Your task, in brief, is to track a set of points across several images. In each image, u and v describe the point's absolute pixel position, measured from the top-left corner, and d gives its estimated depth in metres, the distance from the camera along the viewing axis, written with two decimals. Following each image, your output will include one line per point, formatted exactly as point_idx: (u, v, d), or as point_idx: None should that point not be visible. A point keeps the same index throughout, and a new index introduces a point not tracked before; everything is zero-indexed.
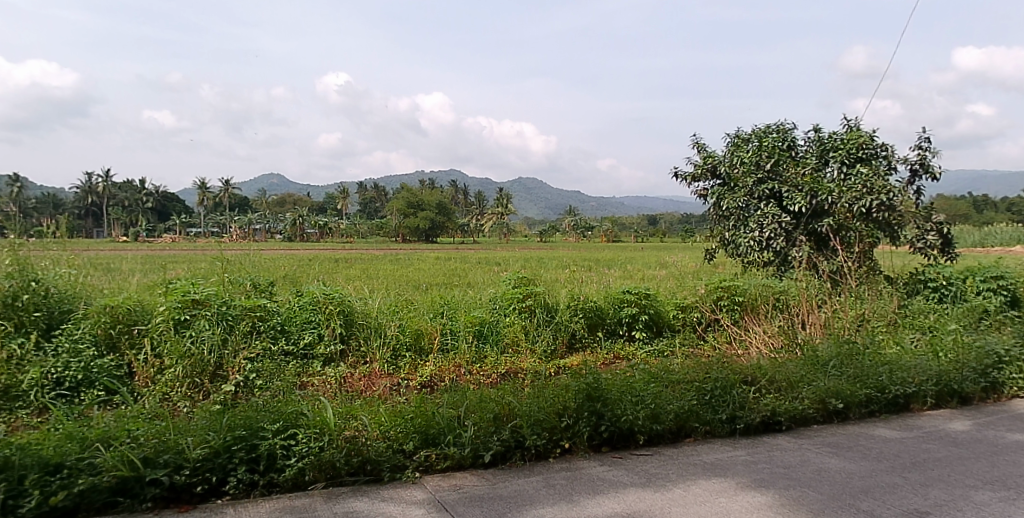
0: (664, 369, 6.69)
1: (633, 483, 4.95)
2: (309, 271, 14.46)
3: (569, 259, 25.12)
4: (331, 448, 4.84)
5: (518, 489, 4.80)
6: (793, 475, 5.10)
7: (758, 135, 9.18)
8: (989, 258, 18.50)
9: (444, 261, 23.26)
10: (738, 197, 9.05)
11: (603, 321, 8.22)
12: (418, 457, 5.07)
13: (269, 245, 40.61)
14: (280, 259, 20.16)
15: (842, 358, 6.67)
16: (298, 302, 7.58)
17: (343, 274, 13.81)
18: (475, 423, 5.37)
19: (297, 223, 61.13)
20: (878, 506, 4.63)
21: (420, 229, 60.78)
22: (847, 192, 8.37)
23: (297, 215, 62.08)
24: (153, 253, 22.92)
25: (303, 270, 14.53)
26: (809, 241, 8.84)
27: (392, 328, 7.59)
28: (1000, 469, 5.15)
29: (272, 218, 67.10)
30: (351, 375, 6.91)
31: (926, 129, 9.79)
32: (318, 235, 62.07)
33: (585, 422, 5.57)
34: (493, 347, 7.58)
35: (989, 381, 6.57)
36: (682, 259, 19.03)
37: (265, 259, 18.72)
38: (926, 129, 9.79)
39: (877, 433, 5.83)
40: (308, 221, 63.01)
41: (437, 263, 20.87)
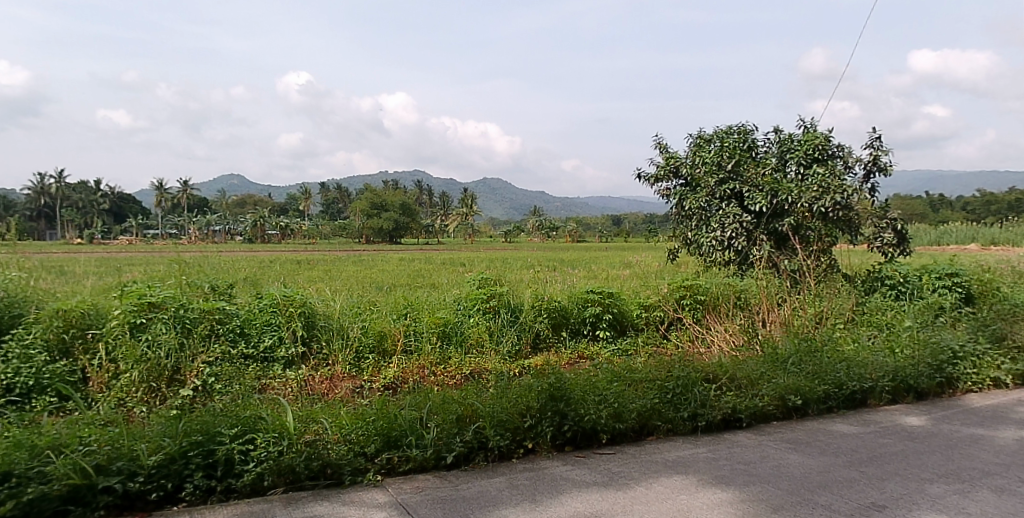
0: (627, 368, 6.70)
1: (596, 482, 4.93)
2: (272, 273, 14.28)
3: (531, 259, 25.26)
4: (290, 452, 4.76)
5: (480, 490, 4.76)
6: (754, 471, 5.13)
7: (719, 135, 9.25)
8: (932, 254, 19.09)
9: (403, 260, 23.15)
10: (700, 197, 9.11)
11: (568, 321, 8.22)
12: (379, 459, 4.99)
13: (230, 247, 40.00)
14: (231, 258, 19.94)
15: (802, 356, 6.75)
16: (258, 304, 7.44)
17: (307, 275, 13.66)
18: (437, 424, 5.31)
19: (259, 225, 60.34)
20: (837, 501, 4.67)
21: (387, 232, 60.33)
22: (806, 191, 8.47)
23: (260, 217, 61.12)
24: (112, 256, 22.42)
25: (266, 272, 14.34)
26: (769, 241, 8.95)
27: (355, 330, 7.50)
28: (955, 463, 5.24)
29: (235, 221, 66.11)
30: (312, 377, 6.80)
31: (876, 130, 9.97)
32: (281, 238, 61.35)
33: (548, 422, 5.54)
34: (457, 348, 7.52)
35: (944, 376, 6.68)
36: (645, 258, 19.24)
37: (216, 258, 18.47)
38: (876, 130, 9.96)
39: (836, 428, 5.90)
40: (271, 224, 62.26)
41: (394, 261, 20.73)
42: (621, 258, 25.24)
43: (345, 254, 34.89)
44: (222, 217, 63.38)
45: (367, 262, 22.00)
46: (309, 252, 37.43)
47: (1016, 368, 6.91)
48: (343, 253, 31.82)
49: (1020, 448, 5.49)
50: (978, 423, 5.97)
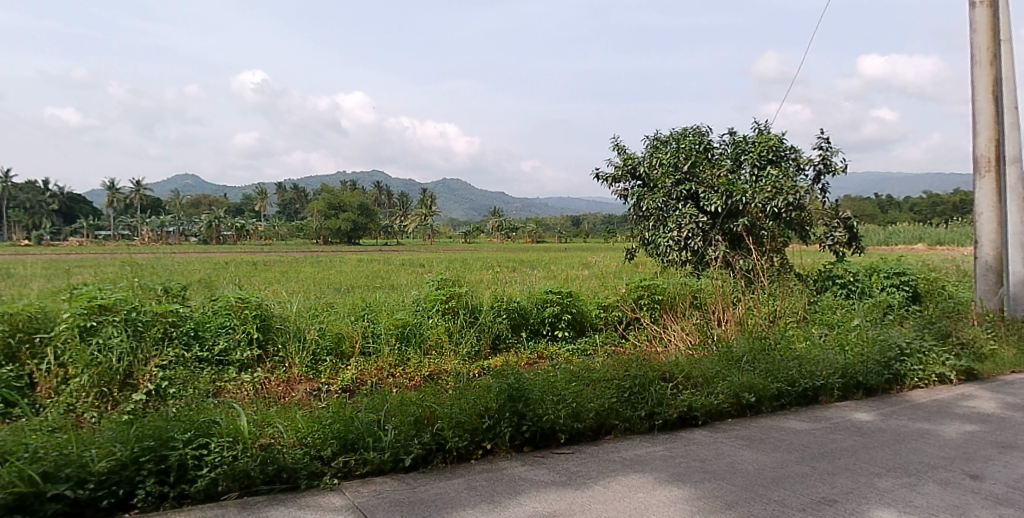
0: (585, 367, 6.75)
1: (554, 482, 4.96)
2: (228, 274, 14.11)
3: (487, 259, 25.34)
4: (245, 457, 4.70)
5: (439, 492, 4.75)
6: (709, 468, 5.21)
7: (676, 137, 9.37)
8: (870, 256, 19.72)
9: (357, 262, 23.03)
10: (657, 198, 9.22)
11: (527, 321, 8.27)
12: (335, 462, 4.94)
13: (182, 248, 39.17)
14: (173, 260, 19.55)
15: (755, 354, 6.88)
16: (212, 307, 7.31)
17: (264, 277, 13.53)
18: (395, 426, 5.29)
19: (214, 225, 59.25)
20: (789, 495, 4.76)
21: (346, 231, 59.76)
22: (760, 192, 8.63)
23: (216, 217, 59.96)
24: (58, 259, 21.89)
25: (222, 274, 14.20)
26: (724, 241, 9.10)
27: (312, 332, 7.42)
28: (902, 457, 5.39)
29: (188, 221, 64.76)
30: (268, 380, 6.72)
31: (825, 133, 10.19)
32: (238, 239, 60.28)
33: (506, 422, 5.56)
34: (416, 350, 7.50)
35: (892, 372, 6.87)
36: (604, 259, 19.47)
37: (157, 260, 18.09)
38: (825, 133, 10.18)
39: (788, 425, 6.03)
40: (228, 223, 61.23)
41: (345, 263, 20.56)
42: (582, 258, 25.47)
43: (308, 255, 34.60)
44: (175, 217, 62.11)
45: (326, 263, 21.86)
46: (271, 253, 37.09)
47: (959, 364, 7.14)
48: (304, 255, 31.53)
49: (964, 442, 5.67)
50: (924, 418, 6.15)
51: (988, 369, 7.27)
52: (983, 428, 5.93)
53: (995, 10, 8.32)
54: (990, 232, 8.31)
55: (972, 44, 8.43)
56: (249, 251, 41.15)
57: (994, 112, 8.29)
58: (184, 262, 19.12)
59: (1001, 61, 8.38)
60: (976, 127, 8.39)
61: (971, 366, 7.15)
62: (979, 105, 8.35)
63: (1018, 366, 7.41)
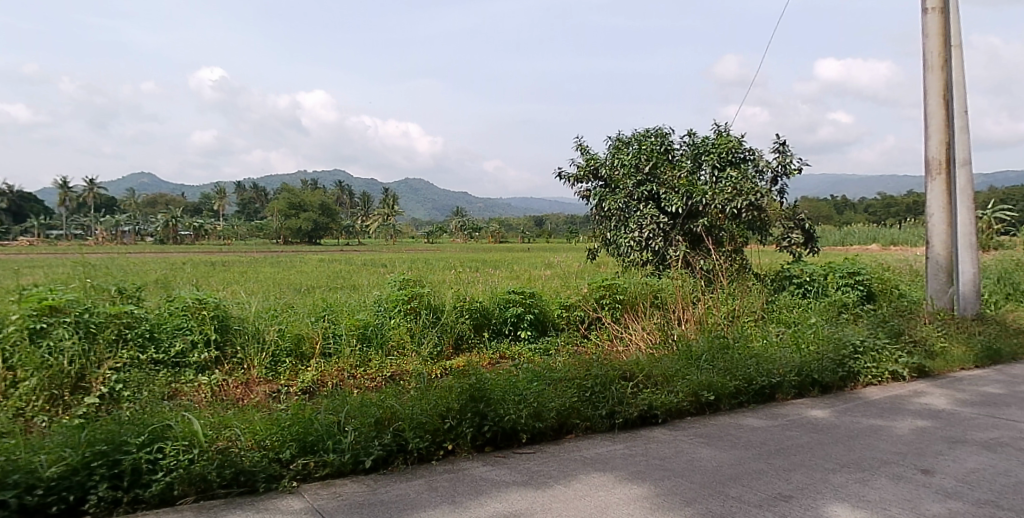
0: (547, 367, 6.75)
1: (515, 481, 4.96)
2: (184, 275, 13.88)
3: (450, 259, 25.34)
4: (201, 461, 4.61)
5: (399, 494, 4.71)
6: (668, 466, 5.26)
7: (638, 138, 9.44)
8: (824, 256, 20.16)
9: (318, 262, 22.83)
10: (619, 198, 9.28)
11: (489, 321, 8.28)
12: (295, 465, 4.87)
13: (137, 248, 38.31)
14: (123, 258, 19.15)
15: (714, 353, 6.96)
16: (168, 308, 7.16)
17: (222, 277, 13.35)
18: (355, 427, 5.23)
19: (173, 224, 58.04)
20: (746, 492, 4.83)
21: (307, 232, 59.08)
22: (720, 194, 8.75)
23: (174, 217, 58.76)
24: (5, 257, 21.31)
25: (177, 274, 13.95)
26: (685, 242, 9.22)
27: (271, 333, 7.31)
28: (856, 453, 5.50)
29: (146, 221, 63.36)
30: (226, 382, 6.62)
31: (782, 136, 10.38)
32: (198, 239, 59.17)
33: (468, 423, 5.54)
34: (377, 351, 7.44)
35: (846, 370, 7.01)
36: (565, 259, 19.57)
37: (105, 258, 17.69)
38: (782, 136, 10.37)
39: (746, 423, 6.12)
40: (187, 223, 60.09)
41: (306, 263, 20.34)
42: (546, 258, 25.60)
43: (271, 255, 34.22)
44: (132, 217, 60.71)
45: (286, 263, 21.64)
46: (234, 253, 36.62)
47: (911, 361, 7.31)
48: (266, 255, 31.19)
49: (915, 437, 5.81)
50: (877, 415, 6.29)
51: (939, 366, 7.46)
52: (933, 424, 6.08)
53: (946, 16, 8.56)
54: (941, 232, 8.54)
55: (924, 49, 8.65)
56: (207, 251, 40.40)
57: (945, 115, 8.51)
58: (136, 261, 18.77)
59: (951, 66, 8.63)
60: (928, 131, 8.60)
61: (922, 364, 7.33)
62: (931, 109, 8.57)
63: (967, 363, 7.63)
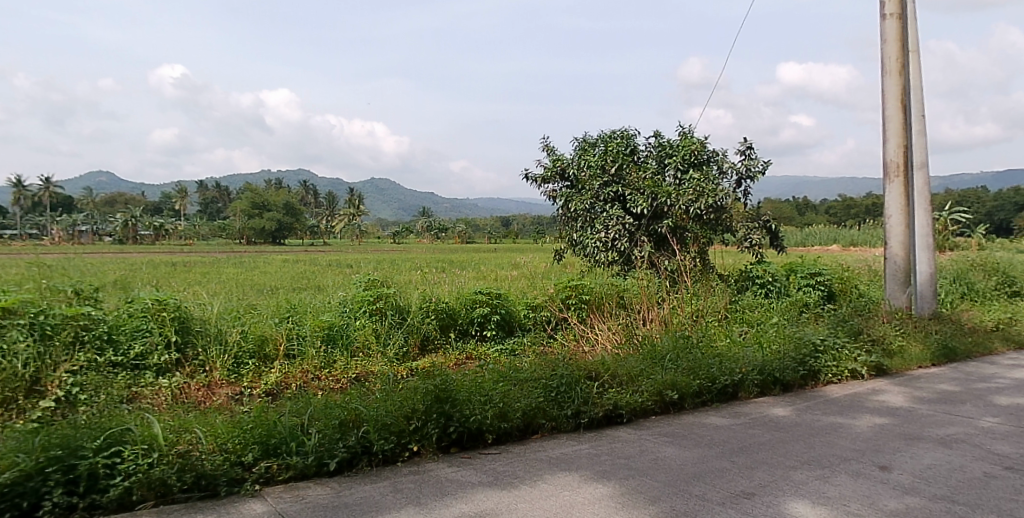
0: (513, 368, 6.76)
1: (481, 482, 4.96)
2: (140, 275, 13.60)
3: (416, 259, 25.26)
4: (160, 465, 4.52)
5: (364, 496, 4.67)
6: (633, 465, 5.30)
7: (603, 140, 9.50)
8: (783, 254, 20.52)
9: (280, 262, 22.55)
10: (585, 199, 9.33)
11: (455, 321, 8.26)
12: (257, 468, 4.81)
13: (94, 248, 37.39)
14: (74, 257, 18.68)
15: (678, 352, 7.03)
16: (127, 309, 7.01)
17: (183, 278, 13.14)
18: (319, 430, 5.18)
19: (132, 224, 56.76)
20: (709, 490, 4.88)
21: (271, 232, 58.27)
22: (684, 195, 8.84)
23: (134, 217, 57.50)
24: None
25: (133, 275, 13.64)
26: (650, 242, 9.29)
27: (233, 334, 7.21)
28: (816, 450, 5.60)
29: (105, 221, 61.88)
30: (187, 385, 6.51)
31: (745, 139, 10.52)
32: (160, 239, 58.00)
33: (433, 424, 5.51)
34: (342, 352, 7.38)
35: (807, 369, 7.14)
36: (533, 259, 19.64)
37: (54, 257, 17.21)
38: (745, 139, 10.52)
39: (709, 421, 6.20)
40: (147, 222, 58.83)
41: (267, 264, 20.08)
42: (514, 258, 25.67)
43: (232, 254, 33.71)
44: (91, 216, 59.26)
45: (250, 263, 21.38)
46: (199, 253, 36.11)
47: (870, 359, 7.46)
48: (231, 255, 30.78)
49: (873, 434, 5.93)
50: (837, 412, 6.41)
51: (897, 365, 7.64)
52: (891, 421, 6.22)
53: (903, 22, 8.78)
54: (900, 233, 8.72)
55: (882, 54, 8.84)
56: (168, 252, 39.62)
57: (903, 119, 8.69)
58: (89, 261, 18.33)
59: (908, 71, 8.84)
60: (886, 134, 8.78)
61: (880, 362, 7.49)
62: (889, 112, 8.75)
63: (924, 361, 7.82)
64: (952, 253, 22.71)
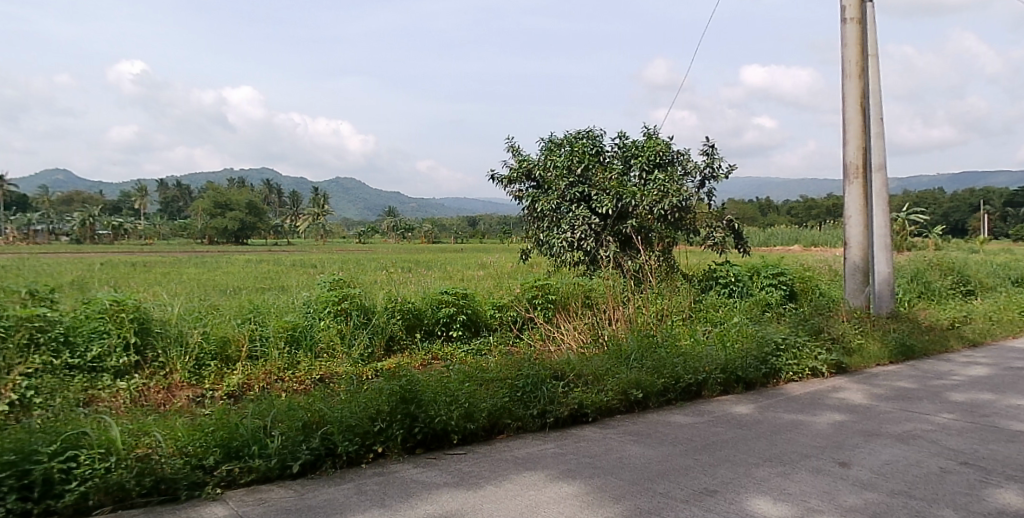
0: (478, 368, 6.76)
1: (446, 483, 4.94)
2: (95, 274, 13.29)
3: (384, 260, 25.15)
4: (119, 470, 4.43)
5: (328, 498, 4.62)
6: (598, 464, 5.33)
7: (569, 140, 9.53)
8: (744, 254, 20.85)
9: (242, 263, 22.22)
10: (551, 199, 9.37)
11: (421, 322, 8.24)
12: (219, 471, 4.73)
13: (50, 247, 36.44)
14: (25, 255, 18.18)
15: (642, 352, 7.09)
16: (84, 310, 6.85)
17: (141, 278, 12.86)
18: (282, 432, 5.12)
19: (90, 223, 55.39)
20: (673, 488, 4.92)
21: (235, 231, 57.36)
22: (648, 196, 8.93)
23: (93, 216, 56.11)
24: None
25: (88, 274, 13.33)
26: (615, 242, 9.36)
27: (194, 335, 7.10)
28: (777, 447, 5.69)
29: (64, 220, 60.33)
30: (147, 387, 6.39)
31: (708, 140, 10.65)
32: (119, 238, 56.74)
33: (398, 425, 5.48)
34: (307, 353, 7.31)
35: (769, 367, 7.25)
36: (499, 259, 19.62)
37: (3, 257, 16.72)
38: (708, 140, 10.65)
39: (673, 419, 6.26)
40: (106, 221, 57.47)
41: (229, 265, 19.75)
42: (482, 257, 25.72)
43: (194, 253, 33.13)
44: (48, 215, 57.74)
45: (213, 264, 21.08)
46: (162, 253, 35.44)
47: (830, 358, 7.61)
48: (193, 255, 30.24)
49: (833, 431, 6.04)
50: (798, 410, 6.52)
51: (856, 363, 7.80)
52: (850, 418, 6.34)
53: (862, 27, 8.96)
54: (859, 234, 8.90)
55: (842, 58, 9.00)
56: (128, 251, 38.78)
57: (862, 122, 8.87)
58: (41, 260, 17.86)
59: (867, 75, 9.03)
60: (846, 136, 8.95)
61: (840, 360, 7.65)
62: (849, 115, 8.92)
63: (881, 359, 7.99)
64: (908, 254, 23.30)
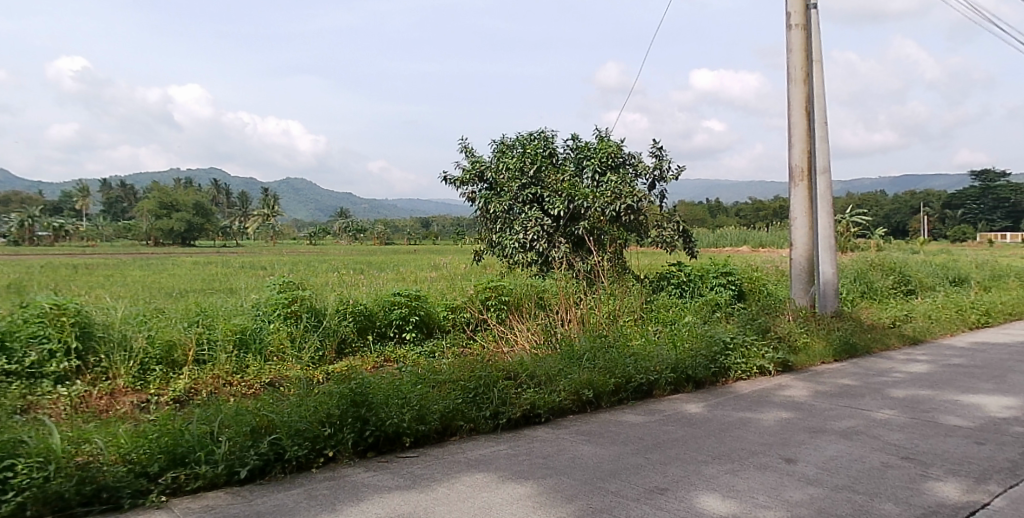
0: (431, 370, 6.74)
1: (398, 486, 4.91)
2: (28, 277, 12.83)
3: (336, 262, 24.94)
4: (58, 478, 4.29)
5: (276, 503, 4.55)
6: (551, 464, 5.36)
7: (522, 141, 9.56)
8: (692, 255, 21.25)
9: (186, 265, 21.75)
10: (504, 201, 9.38)
11: (373, 324, 8.20)
12: (163, 479, 4.63)
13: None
14: None
15: (594, 352, 7.17)
16: (21, 314, 6.61)
17: (81, 281, 12.49)
18: (229, 437, 5.02)
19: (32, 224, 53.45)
20: (625, 486, 4.98)
21: (185, 232, 56.04)
22: (600, 198, 9.04)
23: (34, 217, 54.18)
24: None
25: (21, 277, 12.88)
26: (567, 243, 9.43)
27: (139, 340, 6.92)
28: (726, 445, 5.80)
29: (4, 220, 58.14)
30: (88, 393, 6.20)
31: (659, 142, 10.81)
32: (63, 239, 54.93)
33: (348, 429, 5.42)
34: (256, 357, 7.19)
35: (718, 366, 7.40)
36: (452, 260, 19.59)
37: None
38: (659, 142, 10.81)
39: (625, 419, 6.34)
40: (48, 221, 55.50)
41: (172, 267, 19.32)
42: (436, 258, 25.70)
43: (139, 256, 32.33)
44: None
45: (157, 266, 20.54)
46: (102, 254, 34.45)
47: (777, 356, 7.79)
48: (137, 257, 29.38)
49: (779, 428, 6.18)
50: (745, 408, 6.66)
51: (801, 361, 8.00)
52: (796, 415, 6.50)
53: (807, 33, 9.20)
54: (804, 235, 9.13)
55: (788, 63, 9.22)
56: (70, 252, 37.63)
57: (807, 126, 9.10)
58: None
59: (812, 80, 9.27)
60: (792, 139, 9.18)
61: (786, 358, 7.83)
62: (795, 119, 9.14)
63: (826, 357, 8.22)
64: (849, 254, 24.06)
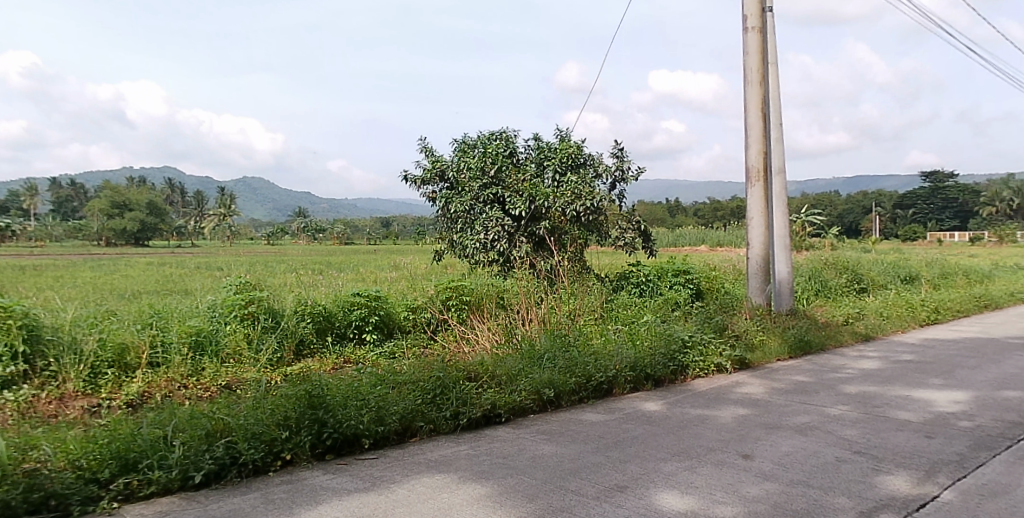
0: (390, 371, 6.71)
1: (357, 488, 4.87)
2: None
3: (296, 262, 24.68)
4: (4, 486, 4.16)
5: (232, 508, 4.47)
6: (512, 464, 5.38)
7: (483, 141, 9.55)
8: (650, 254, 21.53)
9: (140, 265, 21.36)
10: (465, 201, 9.36)
11: (333, 325, 8.13)
12: (115, 485, 4.53)
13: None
14: None
15: (554, 351, 7.20)
16: None
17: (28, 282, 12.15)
18: (183, 442, 4.93)
19: None
20: (585, 485, 5.01)
21: (142, 232, 54.80)
22: (561, 198, 9.09)
23: None
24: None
25: None
26: (529, 243, 9.45)
27: (90, 343, 6.74)
28: (685, 442, 5.88)
29: None
30: (36, 398, 6.02)
31: (619, 142, 10.91)
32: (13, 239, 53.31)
33: (306, 432, 5.36)
34: (211, 359, 7.08)
35: (677, 364, 7.50)
36: (413, 260, 19.53)
37: None
38: (619, 143, 10.90)
39: (586, 418, 6.39)
40: None
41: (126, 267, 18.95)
42: (398, 258, 25.60)
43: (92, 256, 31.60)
44: None
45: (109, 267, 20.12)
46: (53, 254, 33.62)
47: (733, 354, 7.93)
48: (90, 258, 28.67)
49: (736, 425, 6.29)
50: (703, 405, 6.76)
51: (758, 358, 8.15)
52: (753, 411, 6.62)
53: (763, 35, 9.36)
54: (760, 235, 9.30)
55: (745, 65, 9.38)
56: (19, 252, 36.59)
57: (763, 127, 9.26)
58: None
59: (767, 82, 9.44)
60: (749, 140, 9.33)
61: (743, 356, 7.97)
62: (751, 121, 9.29)
63: (782, 354, 8.39)
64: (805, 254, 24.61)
